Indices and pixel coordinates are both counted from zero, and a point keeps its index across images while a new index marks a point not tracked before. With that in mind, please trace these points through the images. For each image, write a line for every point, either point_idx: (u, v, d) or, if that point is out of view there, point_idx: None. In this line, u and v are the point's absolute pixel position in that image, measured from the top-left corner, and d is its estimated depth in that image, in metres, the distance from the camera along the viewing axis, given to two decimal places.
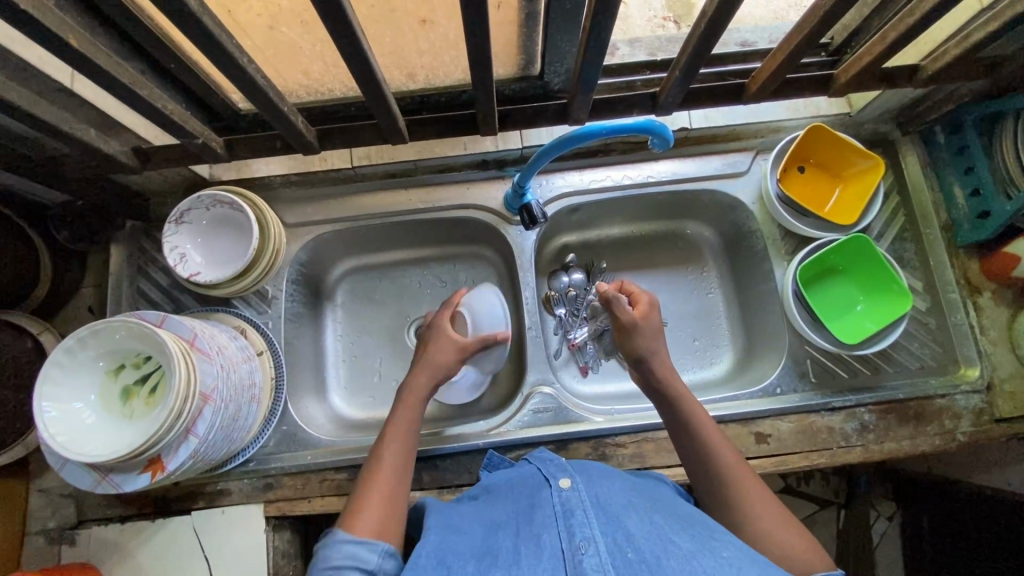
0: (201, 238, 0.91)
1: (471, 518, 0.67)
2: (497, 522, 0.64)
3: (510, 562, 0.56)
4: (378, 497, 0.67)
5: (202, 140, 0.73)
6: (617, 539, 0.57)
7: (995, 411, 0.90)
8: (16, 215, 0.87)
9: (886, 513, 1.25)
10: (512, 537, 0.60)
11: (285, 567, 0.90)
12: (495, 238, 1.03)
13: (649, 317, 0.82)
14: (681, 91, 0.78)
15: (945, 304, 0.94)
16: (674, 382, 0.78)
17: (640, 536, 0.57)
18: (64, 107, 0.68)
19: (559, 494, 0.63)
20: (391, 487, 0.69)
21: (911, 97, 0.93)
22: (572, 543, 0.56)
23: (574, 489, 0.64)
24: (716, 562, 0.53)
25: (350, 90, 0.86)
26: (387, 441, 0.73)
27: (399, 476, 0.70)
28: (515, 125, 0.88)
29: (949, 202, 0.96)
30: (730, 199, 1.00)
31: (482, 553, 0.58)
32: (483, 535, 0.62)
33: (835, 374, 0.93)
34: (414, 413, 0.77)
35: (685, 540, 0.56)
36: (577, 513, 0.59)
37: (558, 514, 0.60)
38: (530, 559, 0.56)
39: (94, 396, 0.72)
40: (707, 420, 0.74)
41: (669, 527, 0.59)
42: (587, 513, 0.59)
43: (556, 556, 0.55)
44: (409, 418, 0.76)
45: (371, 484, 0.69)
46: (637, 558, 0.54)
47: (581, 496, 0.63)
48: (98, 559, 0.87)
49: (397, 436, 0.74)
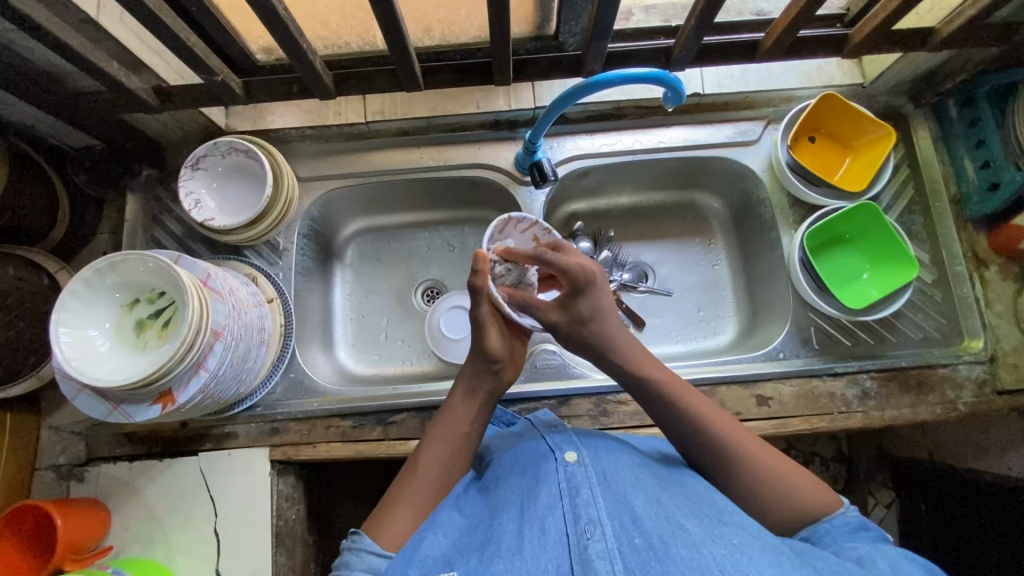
0: (216, 184, 0.92)
1: (479, 495, 0.67)
2: (501, 500, 0.64)
3: (511, 552, 0.55)
4: (413, 503, 0.65)
5: (221, 77, 0.75)
6: (625, 522, 0.57)
7: (997, 383, 0.90)
8: (36, 154, 0.88)
9: (884, 502, 1.25)
10: (515, 518, 0.59)
11: (288, 511, 0.92)
12: (505, 200, 1.04)
13: (587, 269, 0.75)
14: (695, 44, 0.79)
15: (951, 277, 0.94)
16: (636, 355, 0.75)
17: (647, 517, 0.57)
18: (89, 38, 0.70)
19: (564, 470, 0.63)
20: (429, 497, 0.66)
21: (926, 68, 0.93)
22: (578, 526, 0.56)
23: (580, 464, 0.63)
24: (726, 550, 0.53)
25: (368, 43, 0.87)
26: (434, 442, 0.70)
27: (439, 485, 0.67)
28: (530, 78, 0.87)
29: (959, 176, 0.96)
30: (741, 167, 1.01)
31: (487, 541, 0.58)
32: (488, 516, 0.62)
33: (838, 342, 0.93)
34: (467, 416, 0.73)
35: (692, 524, 0.56)
36: (583, 491, 0.60)
37: (563, 493, 0.60)
38: (535, 545, 0.56)
39: (109, 325, 0.74)
40: (692, 393, 0.71)
41: (678, 509, 0.59)
42: (593, 491, 0.59)
43: (561, 542, 0.56)
44: (459, 421, 0.72)
45: (411, 486, 0.66)
46: (645, 545, 0.54)
47: (588, 472, 0.62)
48: (105, 496, 0.89)
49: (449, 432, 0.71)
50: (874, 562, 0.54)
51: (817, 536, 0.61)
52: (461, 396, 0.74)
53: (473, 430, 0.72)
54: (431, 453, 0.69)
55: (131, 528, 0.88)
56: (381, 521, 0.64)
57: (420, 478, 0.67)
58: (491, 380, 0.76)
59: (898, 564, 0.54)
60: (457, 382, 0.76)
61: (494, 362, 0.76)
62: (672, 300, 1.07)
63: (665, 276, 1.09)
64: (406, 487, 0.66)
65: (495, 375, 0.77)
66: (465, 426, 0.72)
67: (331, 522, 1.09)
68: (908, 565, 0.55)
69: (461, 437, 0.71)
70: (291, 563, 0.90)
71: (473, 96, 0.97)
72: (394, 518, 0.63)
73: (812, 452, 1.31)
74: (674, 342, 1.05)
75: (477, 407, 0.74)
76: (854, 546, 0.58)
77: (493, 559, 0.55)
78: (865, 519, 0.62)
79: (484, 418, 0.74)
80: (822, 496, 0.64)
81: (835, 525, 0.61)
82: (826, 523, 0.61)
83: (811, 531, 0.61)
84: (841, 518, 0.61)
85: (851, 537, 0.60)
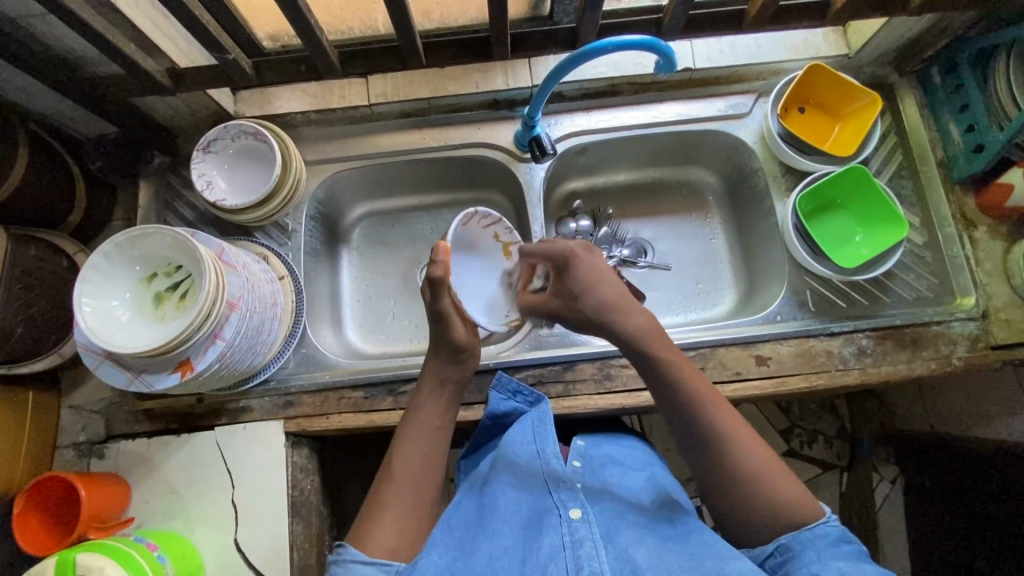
0: (226, 166, 0.95)
1: (472, 527, 0.70)
2: (499, 539, 0.67)
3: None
4: (395, 505, 0.67)
5: (232, 56, 0.81)
6: None
7: (991, 338, 0.92)
8: (55, 142, 0.92)
9: (888, 476, 1.27)
10: (517, 564, 0.63)
11: (303, 481, 0.94)
12: (506, 178, 1.07)
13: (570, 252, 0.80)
14: (683, 14, 0.82)
15: (942, 238, 0.97)
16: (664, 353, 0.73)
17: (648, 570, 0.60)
18: (108, 21, 0.74)
19: (568, 525, 0.66)
20: (406, 496, 0.68)
21: (908, 36, 0.96)
22: None
23: (584, 520, 0.66)
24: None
25: (369, 28, 0.91)
26: (410, 440, 0.73)
27: (419, 482, 0.70)
28: (526, 53, 0.91)
29: (946, 140, 0.99)
30: (733, 139, 1.04)
31: None
32: (486, 551, 0.65)
33: (835, 303, 0.96)
34: (436, 410, 0.76)
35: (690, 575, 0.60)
36: (586, 544, 0.63)
37: (566, 546, 0.63)
38: None
39: (128, 296, 0.78)
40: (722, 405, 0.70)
41: (678, 562, 0.61)
42: (595, 546, 0.62)
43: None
44: (430, 416, 0.75)
45: (389, 488, 0.69)
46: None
47: (591, 528, 0.65)
48: (125, 471, 0.91)
49: (414, 425, 0.74)
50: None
51: (799, 545, 0.63)
52: (431, 392, 0.77)
53: (444, 422, 0.76)
54: (405, 451, 0.71)
55: (151, 500, 0.90)
56: (364, 527, 0.66)
57: (399, 478, 0.69)
58: (457, 370, 0.79)
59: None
60: (424, 376, 0.78)
61: (460, 352, 0.78)
62: (671, 274, 1.10)
63: (664, 250, 1.12)
64: (385, 490, 0.69)
65: (461, 363, 0.79)
66: (436, 421, 0.75)
67: (343, 502, 1.11)
68: None
69: (432, 431, 0.74)
70: (307, 532, 0.92)
71: (471, 76, 1.00)
72: (377, 523, 0.65)
73: (816, 430, 1.32)
74: (675, 314, 1.07)
75: (445, 401, 0.77)
76: (834, 563, 0.59)
77: None
78: (847, 532, 0.64)
79: (454, 408, 0.78)
80: (809, 505, 0.66)
81: (815, 536, 0.63)
82: (807, 532, 0.64)
83: (793, 538, 0.64)
84: (822, 529, 0.64)
85: (834, 552, 0.61)
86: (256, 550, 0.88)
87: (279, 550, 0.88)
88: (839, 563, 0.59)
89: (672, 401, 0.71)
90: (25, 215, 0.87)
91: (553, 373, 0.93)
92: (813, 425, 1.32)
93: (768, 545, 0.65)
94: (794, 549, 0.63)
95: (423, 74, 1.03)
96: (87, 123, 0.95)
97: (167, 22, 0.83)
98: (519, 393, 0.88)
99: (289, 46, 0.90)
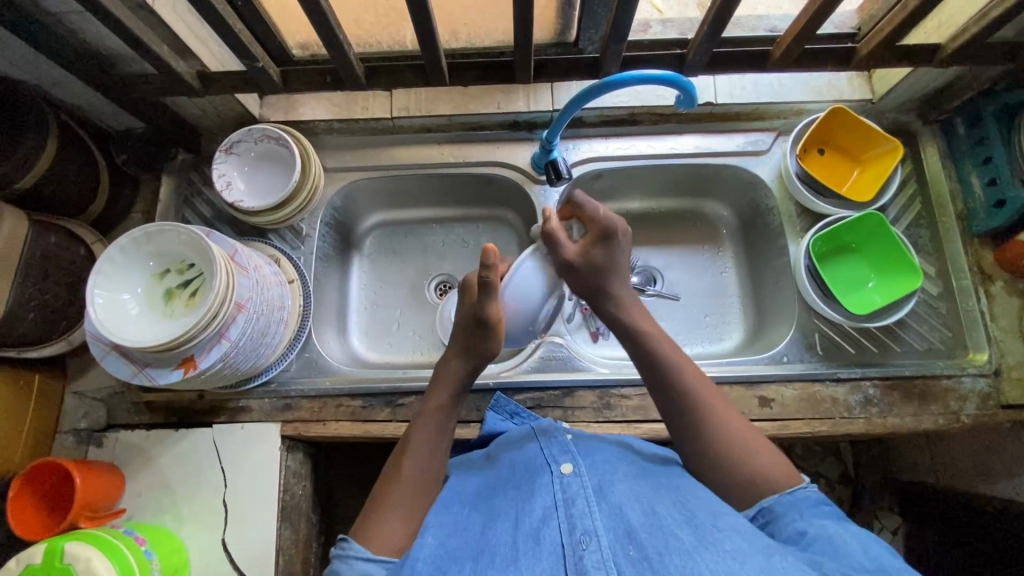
0: (247, 168, 0.97)
1: (471, 500, 0.67)
2: (496, 510, 0.64)
3: (505, 562, 0.56)
4: (397, 506, 0.67)
5: (261, 64, 0.83)
6: (620, 536, 0.57)
7: (1002, 397, 0.90)
8: (83, 133, 0.94)
9: (890, 526, 1.24)
10: (510, 530, 0.60)
11: (296, 486, 0.94)
12: (520, 199, 1.08)
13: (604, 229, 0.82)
14: (707, 49, 0.83)
15: (957, 290, 0.96)
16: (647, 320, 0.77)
17: (642, 528, 0.57)
18: (145, 23, 0.77)
19: (560, 482, 0.64)
20: (410, 494, 0.68)
21: (934, 85, 0.96)
22: (573, 536, 0.57)
23: (576, 474, 0.64)
24: (717, 556, 0.53)
25: (397, 43, 0.93)
26: (418, 442, 0.72)
27: (423, 480, 0.69)
28: (549, 79, 0.92)
29: (967, 192, 0.98)
30: (751, 176, 1.03)
31: (480, 550, 0.58)
32: (480, 525, 0.63)
33: (842, 349, 0.95)
34: (443, 411, 0.75)
35: (686, 533, 0.56)
36: (579, 501, 0.60)
37: (558, 503, 0.61)
38: (529, 555, 0.56)
39: (139, 291, 0.79)
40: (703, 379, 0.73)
41: (672, 517, 0.58)
42: (588, 503, 0.60)
43: (556, 552, 0.56)
44: (437, 417, 0.74)
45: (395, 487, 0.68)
46: (640, 556, 0.54)
47: (583, 482, 0.63)
48: (121, 461, 0.92)
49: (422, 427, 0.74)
50: (844, 542, 0.55)
51: (782, 508, 0.61)
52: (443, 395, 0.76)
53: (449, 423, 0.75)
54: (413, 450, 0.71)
55: (143, 493, 0.90)
56: (371, 518, 0.66)
57: (406, 477, 0.69)
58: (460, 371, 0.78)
59: (866, 544, 0.55)
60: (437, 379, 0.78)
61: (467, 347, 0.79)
62: (679, 306, 1.09)
63: (674, 280, 1.11)
64: (391, 489, 0.68)
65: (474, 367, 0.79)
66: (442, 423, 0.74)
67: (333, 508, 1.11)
68: (876, 546, 0.55)
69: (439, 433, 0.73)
70: (295, 537, 0.92)
71: (494, 96, 1.01)
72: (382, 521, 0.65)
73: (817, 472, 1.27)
74: (680, 346, 1.06)
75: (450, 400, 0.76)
76: (820, 523, 0.58)
77: (488, 568, 0.55)
78: (827, 493, 0.63)
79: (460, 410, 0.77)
80: None
81: (797, 499, 0.62)
82: (789, 496, 0.62)
83: (776, 501, 0.62)
84: (803, 492, 0.62)
85: (817, 512, 0.60)
86: (242, 553, 0.88)
87: (266, 554, 0.88)
88: (823, 522, 0.58)
89: (654, 363, 0.74)
90: (47, 203, 0.89)
91: (552, 399, 0.93)
92: (815, 467, 1.28)
93: (749, 510, 0.64)
94: (777, 513, 0.61)
95: (447, 91, 1.04)
96: (115, 117, 0.98)
97: (202, 28, 0.86)
98: (515, 416, 0.86)
99: (318, 56, 0.92)
